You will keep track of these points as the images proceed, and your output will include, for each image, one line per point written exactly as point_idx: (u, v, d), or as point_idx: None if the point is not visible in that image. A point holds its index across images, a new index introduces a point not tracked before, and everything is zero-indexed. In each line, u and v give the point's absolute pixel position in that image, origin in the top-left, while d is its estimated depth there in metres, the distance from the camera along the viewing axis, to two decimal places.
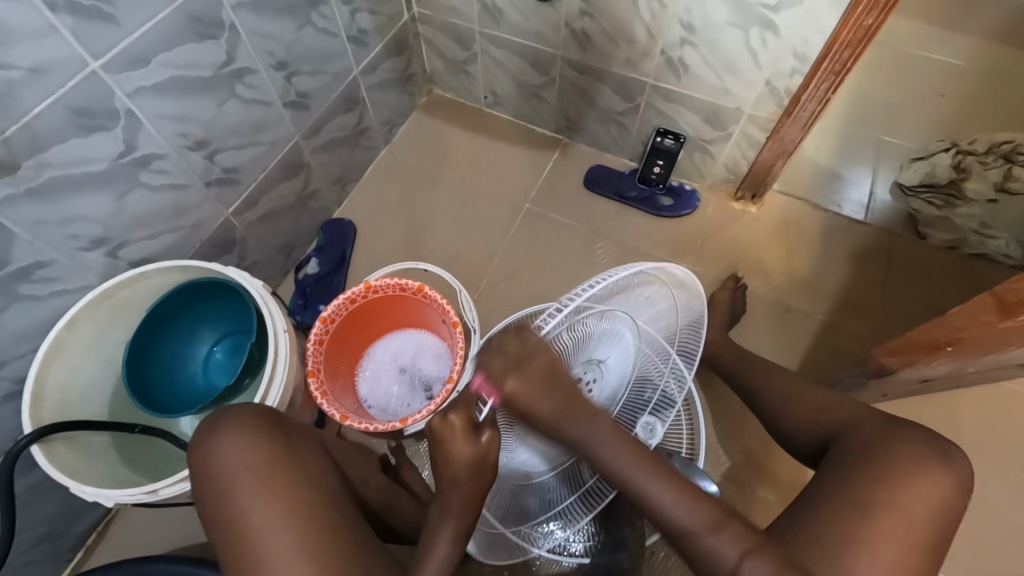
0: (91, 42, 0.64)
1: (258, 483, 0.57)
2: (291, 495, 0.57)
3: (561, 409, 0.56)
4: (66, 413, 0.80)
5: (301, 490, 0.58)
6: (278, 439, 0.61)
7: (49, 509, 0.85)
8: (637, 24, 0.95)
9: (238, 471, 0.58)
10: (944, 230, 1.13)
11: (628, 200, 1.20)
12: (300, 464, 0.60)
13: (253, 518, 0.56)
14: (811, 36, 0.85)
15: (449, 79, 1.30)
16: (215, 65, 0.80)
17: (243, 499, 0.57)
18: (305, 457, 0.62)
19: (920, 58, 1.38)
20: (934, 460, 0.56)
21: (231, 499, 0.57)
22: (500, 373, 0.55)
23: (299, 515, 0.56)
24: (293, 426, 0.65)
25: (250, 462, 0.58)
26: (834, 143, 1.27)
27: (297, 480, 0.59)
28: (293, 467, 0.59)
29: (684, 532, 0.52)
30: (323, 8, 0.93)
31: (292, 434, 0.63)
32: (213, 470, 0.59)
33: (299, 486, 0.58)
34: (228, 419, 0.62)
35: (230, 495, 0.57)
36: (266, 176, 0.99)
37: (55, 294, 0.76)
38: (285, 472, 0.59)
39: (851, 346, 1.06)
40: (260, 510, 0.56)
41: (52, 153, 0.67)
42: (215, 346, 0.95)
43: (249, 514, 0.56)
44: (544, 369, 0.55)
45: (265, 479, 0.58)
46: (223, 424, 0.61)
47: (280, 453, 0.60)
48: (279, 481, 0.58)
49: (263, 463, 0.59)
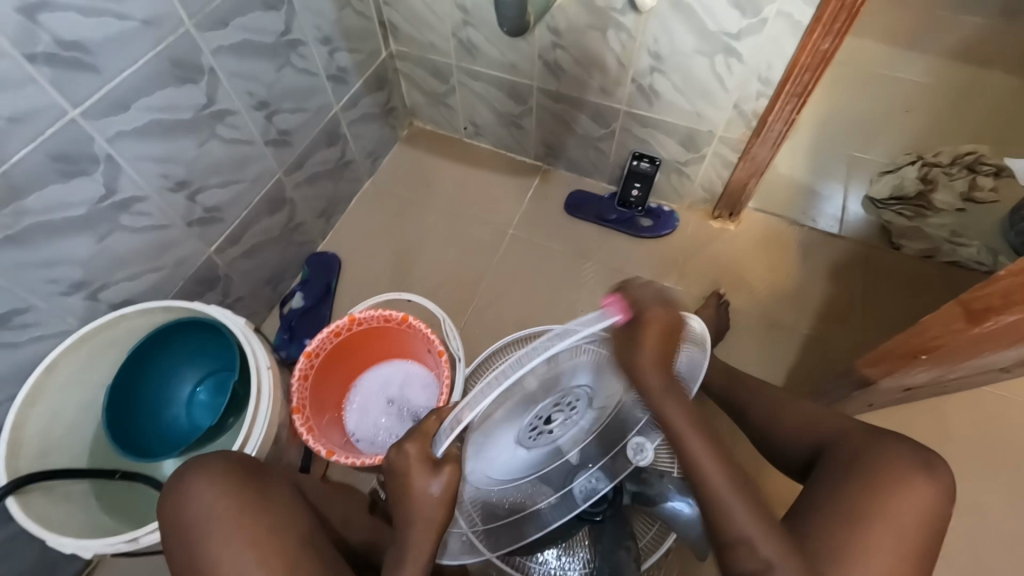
0: (71, 90, 0.65)
1: (229, 530, 0.56)
2: (263, 540, 0.56)
3: (658, 370, 0.52)
4: (43, 461, 0.78)
5: (273, 535, 0.57)
6: (249, 483, 0.60)
7: (26, 564, 0.82)
8: (608, 54, 0.98)
9: (207, 520, 0.57)
10: (918, 240, 1.16)
11: (609, 222, 1.22)
12: (272, 507, 0.59)
13: (225, 567, 0.55)
14: (774, 61, 0.88)
15: (429, 111, 1.33)
16: (195, 108, 0.81)
17: (213, 548, 0.56)
18: (278, 499, 0.61)
19: (881, 76, 1.44)
20: (915, 469, 0.57)
21: (202, 549, 0.56)
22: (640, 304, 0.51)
23: (273, 560, 0.55)
24: (265, 467, 0.64)
25: (218, 510, 0.57)
26: (806, 159, 1.31)
27: (270, 526, 0.58)
28: (266, 512, 0.59)
29: (739, 537, 0.50)
30: (302, 49, 0.96)
31: (262, 476, 0.62)
32: (182, 521, 0.58)
33: (271, 531, 0.57)
34: (193, 468, 0.61)
35: (201, 545, 0.56)
36: (249, 214, 0.99)
37: (34, 340, 0.75)
38: (255, 518, 0.58)
39: (836, 357, 1.08)
40: (231, 559, 0.55)
41: (32, 199, 0.67)
42: (198, 387, 0.93)
43: (221, 563, 0.55)
44: (660, 326, 0.51)
45: (236, 526, 0.57)
46: (189, 472, 0.60)
47: (249, 498, 0.59)
48: (250, 527, 0.57)
49: (233, 510, 0.58)
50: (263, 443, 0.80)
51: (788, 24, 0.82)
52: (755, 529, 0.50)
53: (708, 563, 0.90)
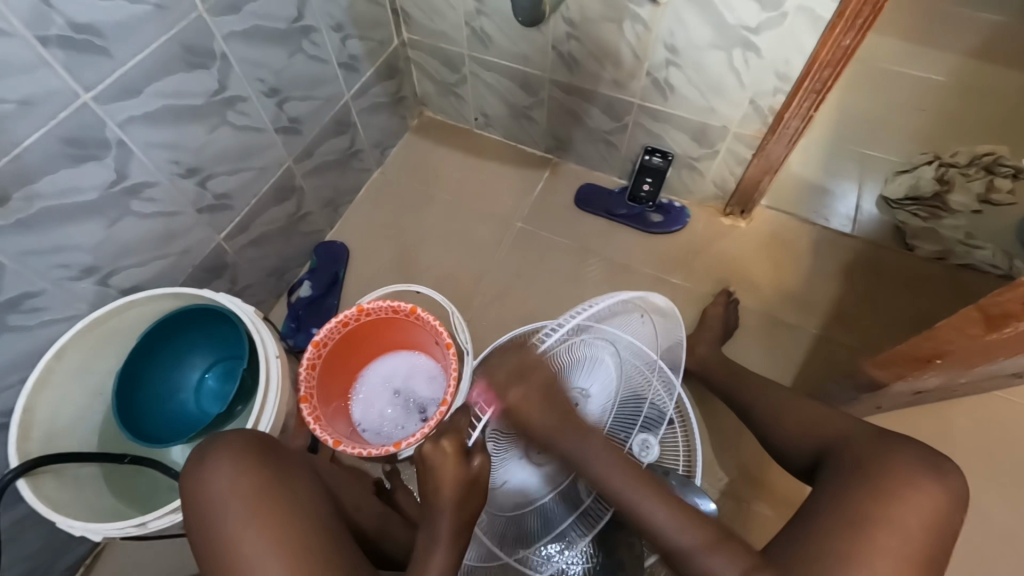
0: (83, 73, 0.65)
1: (246, 512, 0.57)
2: (282, 522, 0.57)
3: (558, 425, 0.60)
4: (53, 444, 0.79)
5: (292, 518, 0.57)
6: (266, 466, 0.60)
7: (35, 544, 0.83)
8: (623, 47, 0.97)
9: (228, 499, 0.57)
10: (931, 241, 1.15)
11: (618, 217, 1.21)
12: (292, 491, 0.60)
13: (243, 547, 0.55)
14: (793, 57, 0.87)
15: (440, 101, 1.32)
16: (206, 94, 0.81)
17: (233, 527, 0.56)
18: (296, 483, 0.61)
19: (899, 73, 1.42)
20: (926, 473, 0.56)
21: (221, 527, 0.56)
22: (501, 385, 0.60)
23: (290, 543, 0.56)
24: (285, 450, 0.65)
25: (240, 490, 0.58)
26: (820, 157, 1.29)
27: (288, 508, 0.58)
28: (282, 495, 0.59)
29: (684, 553, 0.53)
30: (314, 36, 0.95)
31: (283, 460, 0.62)
32: (202, 499, 0.58)
33: (290, 514, 0.57)
34: (218, 447, 0.61)
35: (220, 524, 0.57)
36: (258, 202, 0.99)
37: (44, 324, 0.75)
38: (275, 500, 0.58)
39: (844, 359, 1.07)
40: (250, 538, 0.55)
41: (43, 183, 0.67)
42: (206, 373, 0.94)
43: (240, 542, 0.55)
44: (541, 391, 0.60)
45: (256, 506, 0.57)
46: (213, 451, 0.61)
47: (270, 481, 0.59)
48: (270, 508, 0.57)
49: (254, 490, 0.58)
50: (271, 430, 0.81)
51: (809, 19, 0.81)
52: (692, 538, 0.53)
53: None
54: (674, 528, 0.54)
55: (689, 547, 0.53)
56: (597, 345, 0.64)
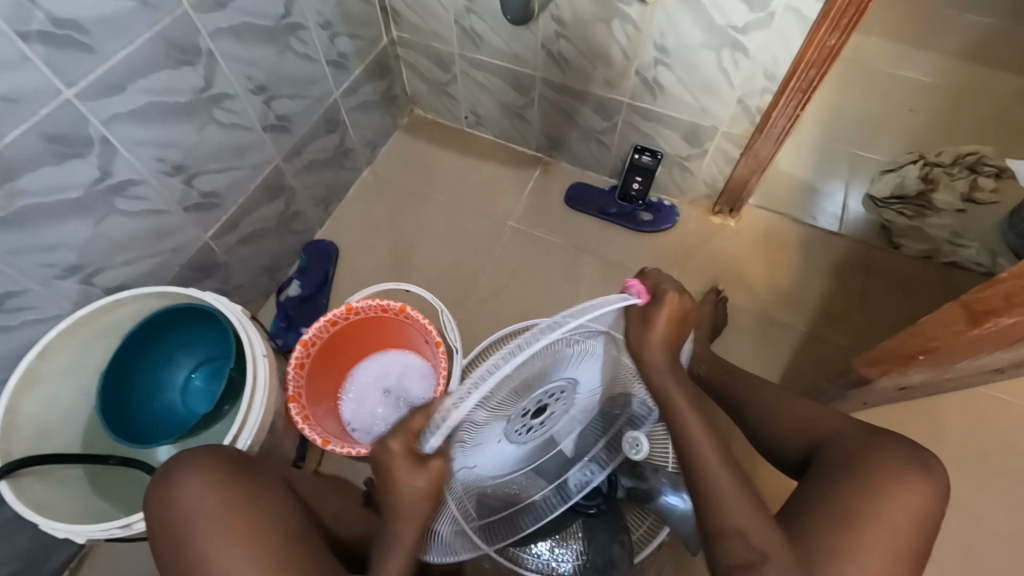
0: (65, 69, 0.64)
1: (216, 528, 0.56)
2: (253, 537, 0.56)
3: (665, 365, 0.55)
4: (37, 445, 0.78)
5: (263, 533, 0.57)
6: (235, 479, 0.60)
7: (20, 546, 0.82)
8: (613, 46, 0.97)
9: (196, 518, 0.57)
10: (917, 240, 1.17)
11: (609, 215, 1.22)
12: (262, 505, 0.59)
13: (213, 566, 0.54)
14: (780, 56, 0.87)
15: (431, 100, 1.32)
16: (193, 91, 0.80)
17: (203, 545, 0.55)
18: (269, 497, 0.60)
19: (886, 74, 1.43)
20: (910, 469, 0.57)
21: (190, 547, 0.56)
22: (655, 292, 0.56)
23: (265, 557, 0.55)
24: (257, 465, 0.64)
25: (208, 507, 0.57)
26: (809, 157, 1.30)
27: (260, 523, 0.57)
28: (254, 509, 0.58)
29: (724, 533, 0.50)
30: (303, 33, 0.94)
31: (253, 474, 0.62)
32: (170, 520, 0.57)
33: (261, 528, 0.57)
34: (184, 466, 0.61)
35: (188, 543, 0.56)
36: (246, 201, 0.98)
37: (27, 324, 0.74)
38: (245, 515, 0.57)
39: (833, 356, 1.08)
40: (220, 556, 0.55)
41: (25, 181, 0.66)
42: (193, 373, 0.93)
43: (211, 561, 0.55)
44: (676, 309, 0.55)
45: (225, 523, 0.56)
46: (179, 470, 0.60)
47: (239, 496, 0.59)
48: (241, 524, 0.57)
49: (223, 507, 0.57)
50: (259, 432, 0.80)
51: (796, 18, 0.81)
52: (737, 517, 0.51)
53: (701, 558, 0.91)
54: (732, 494, 0.52)
55: (742, 524, 0.50)
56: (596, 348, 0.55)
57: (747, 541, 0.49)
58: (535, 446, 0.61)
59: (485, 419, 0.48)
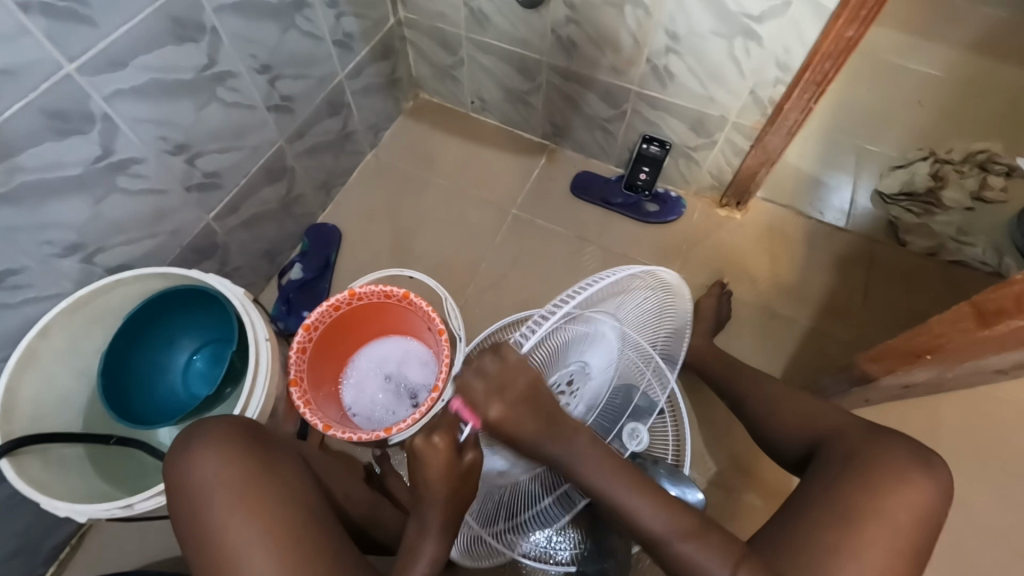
0: (65, 43, 0.62)
1: (232, 501, 0.56)
2: (269, 509, 0.56)
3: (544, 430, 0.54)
4: (38, 424, 0.78)
5: (279, 505, 0.57)
6: (254, 453, 0.60)
7: (21, 523, 0.82)
8: (623, 33, 0.95)
9: (213, 487, 0.57)
10: (924, 237, 1.15)
11: (614, 206, 1.20)
12: (278, 478, 0.59)
13: (229, 535, 0.55)
14: (794, 47, 0.86)
15: (435, 83, 1.30)
16: (196, 69, 0.78)
17: (219, 517, 0.55)
18: (284, 470, 0.60)
19: (899, 67, 1.41)
20: (916, 468, 0.56)
21: (207, 516, 0.56)
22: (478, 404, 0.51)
23: (278, 529, 0.55)
24: (272, 438, 0.64)
25: (226, 478, 0.57)
26: (817, 150, 1.28)
27: (276, 495, 0.57)
28: (271, 484, 0.58)
29: (657, 541, 0.53)
30: (307, 11, 0.92)
31: (270, 447, 0.62)
32: (186, 487, 0.57)
33: (277, 501, 0.57)
34: (202, 435, 0.60)
35: (204, 512, 0.56)
36: (248, 182, 0.97)
37: (27, 302, 0.74)
38: (263, 487, 0.57)
39: (835, 352, 1.08)
40: (237, 526, 0.55)
41: (25, 157, 0.65)
42: (195, 355, 0.93)
43: (227, 529, 0.55)
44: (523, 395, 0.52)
45: (243, 493, 0.56)
46: (197, 438, 0.60)
47: (256, 468, 0.58)
48: (257, 498, 0.56)
49: (240, 478, 0.57)
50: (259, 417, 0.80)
51: (812, 8, 0.79)
52: (665, 525, 0.53)
53: None
54: (647, 510, 0.53)
55: (664, 534, 0.52)
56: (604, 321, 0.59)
57: (685, 551, 0.51)
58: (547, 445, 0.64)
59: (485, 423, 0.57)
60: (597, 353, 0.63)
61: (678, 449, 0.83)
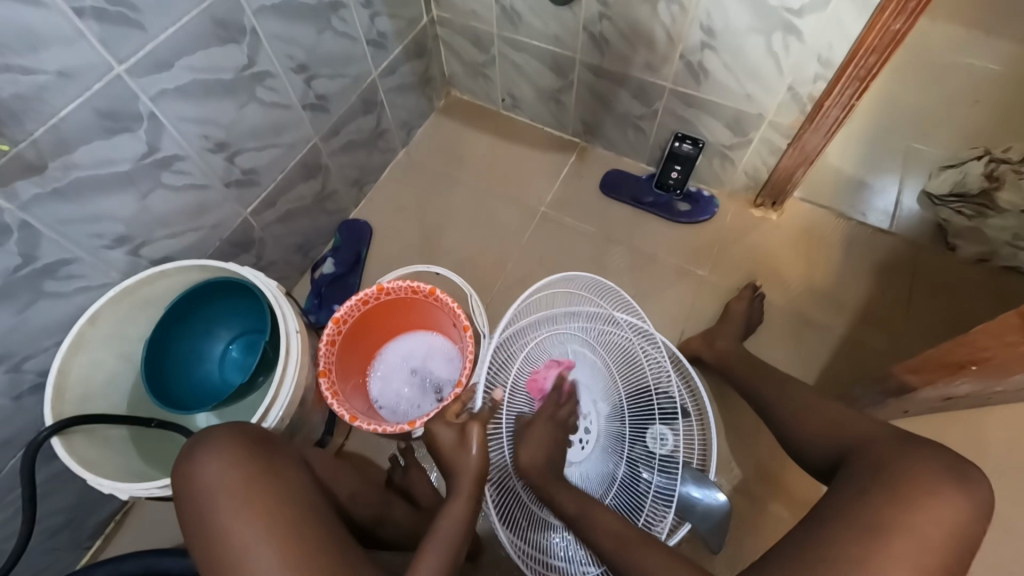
0: (117, 47, 0.66)
1: (237, 503, 0.58)
2: (272, 509, 0.58)
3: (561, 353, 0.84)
4: (86, 406, 0.82)
5: (282, 507, 0.59)
6: (257, 456, 0.63)
7: (69, 498, 0.87)
8: (657, 28, 0.93)
9: (218, 489, 0.59)
10: (975, 242, 1.09)
11: (644, 205, 1.19)
12: (280, 481, 0.62)
13: (234, 536, 0.56)
14: (835, 42, 0.83)
15: (468, 82, 1.31)
16: (236, 69, 0.81)
17: (224, 521, 0.58)
18: (286, 473, 0.63)
19: (949, 63, 1.34)
20: (952, 484, 0.53)
21: (213, 520, 0.58)
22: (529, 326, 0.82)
23: (283, 527, 0.57)
24: (276, 444, 0.67)
25: (230, 481, 0.60)
26: (860, 150, 1.23)
27: (278, 496, 0.60)
28: (274, 487, 0.60)
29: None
30: (344, 13, 0.94)
31: (272, 451, 0.65)
32: (194, 491, 0.60)
33: (280, 504, 0.59)
34: (208, 442, 0.63)
35: (212, 515, 0.58)
36: (284, 178, 1.00)
37: (80, 290, 0.78)
38: (264, 490, 0.60)
39: (872, 361, 1.03)
40: (241, 527, 0.57)
41: (78, 154, 0.69)
42: (231, 345, 0.97)
43: (232, 534, 0.57)
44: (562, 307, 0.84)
45: (248, 495, 0.59)
46: (203, 444, 0.63)
47: (260, 471, 0.61)
48: (262, 500, 0.59)
49: (244, 481, 0.60)
50: (277, 424, 0.81)
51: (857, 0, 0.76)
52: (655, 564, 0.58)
53: (720, 558, 0.90)
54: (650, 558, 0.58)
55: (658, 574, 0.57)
56: (572, 329, 0.84)
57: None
58: (606, 463, 0.83)
59: (508, 416, 0.78)
60: (581, 372, 0.85)
61: (703, 454, 0.88)
